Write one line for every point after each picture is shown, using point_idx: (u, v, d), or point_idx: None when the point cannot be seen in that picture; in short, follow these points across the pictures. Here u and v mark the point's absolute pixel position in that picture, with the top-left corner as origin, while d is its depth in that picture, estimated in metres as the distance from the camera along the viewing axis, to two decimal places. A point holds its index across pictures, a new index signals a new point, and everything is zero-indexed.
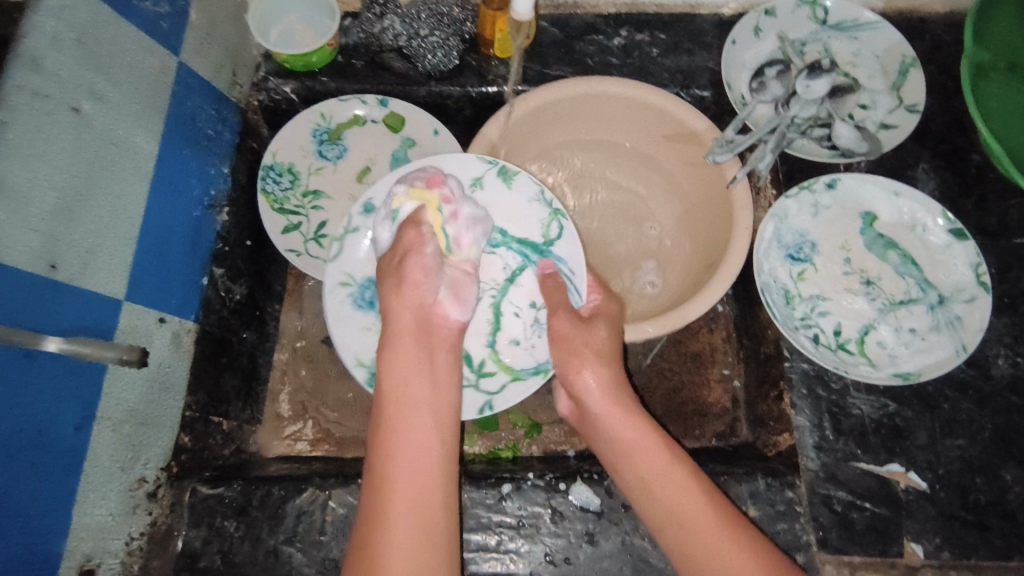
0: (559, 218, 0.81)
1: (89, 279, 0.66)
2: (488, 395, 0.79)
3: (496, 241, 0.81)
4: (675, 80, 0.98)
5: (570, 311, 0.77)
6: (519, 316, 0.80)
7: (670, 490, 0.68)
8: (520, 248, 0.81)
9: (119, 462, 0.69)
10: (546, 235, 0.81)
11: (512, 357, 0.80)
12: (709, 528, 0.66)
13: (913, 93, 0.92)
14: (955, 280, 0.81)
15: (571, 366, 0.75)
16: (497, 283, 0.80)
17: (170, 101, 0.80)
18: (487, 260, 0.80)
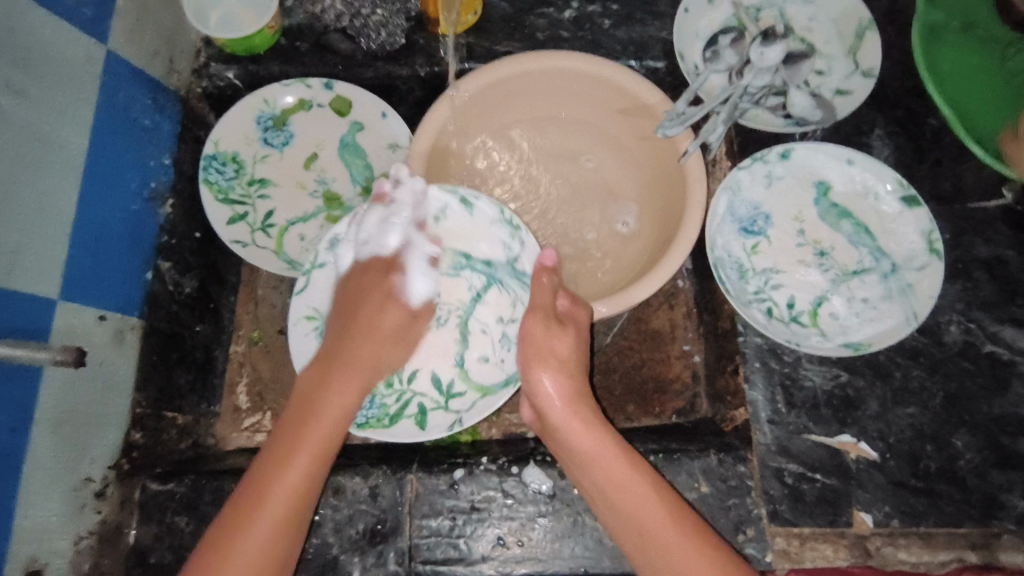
0: (521, 233, 0.76)
1: (17, 279, 0.65)
2: (457, 413, 0.73)
3: (460, 263, 0.77)
4: (627, 52, 0.97)
5: (546, 311, 0.71)
6: (486, 333, 0.76)
7: (631, 500, 0.65)
8: (485, 268, 0.77)
9: (62, 462, 0.69)
10: (510, 253, 0.77)
11: (481, 374, 0.75)
12: (671, 537, 0.62)
13: (870, 57, 0.89)
14: (908, 247, 0.81)
15: (532, 373, 0.70)
16: (462, 303, 0.77)
17: (99, 92, 0.77)
18: (451, 283, 0.77)
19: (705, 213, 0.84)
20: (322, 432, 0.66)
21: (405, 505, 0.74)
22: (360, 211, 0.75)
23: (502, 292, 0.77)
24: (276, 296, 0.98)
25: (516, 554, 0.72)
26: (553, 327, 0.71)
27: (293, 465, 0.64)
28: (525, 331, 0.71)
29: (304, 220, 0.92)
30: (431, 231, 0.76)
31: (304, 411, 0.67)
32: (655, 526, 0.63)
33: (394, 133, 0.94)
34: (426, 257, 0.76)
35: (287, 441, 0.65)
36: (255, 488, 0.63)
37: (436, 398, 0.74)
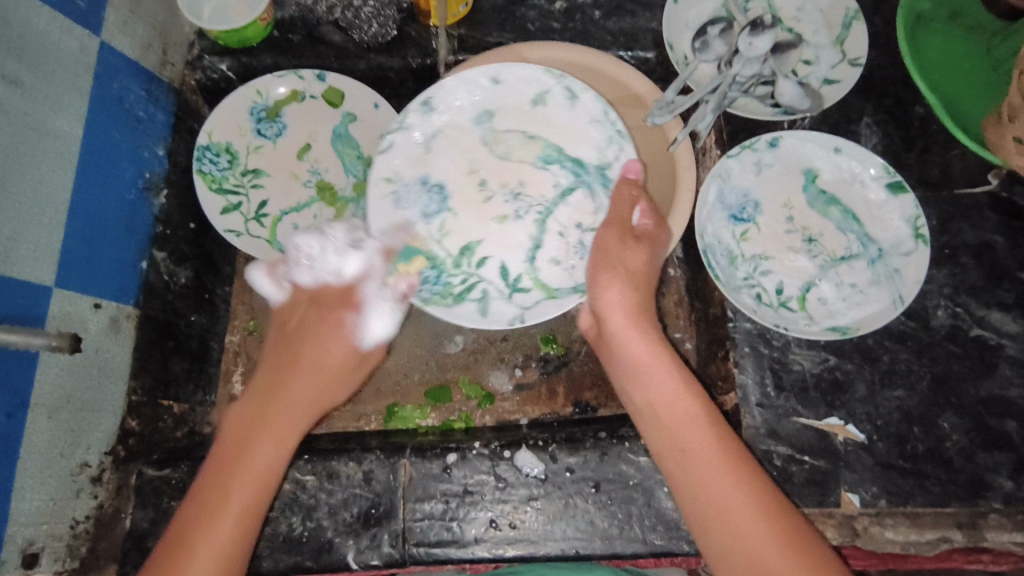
0: (618, 141, 0.77)
1: (12, 267, 0.66)
2: (520, 308, 0.76)
3: (551, 155, 0.79)
4: (618, 42, 0.98)
5: (618, 221, 0.73)
6: (562, 236, 0.78)
7: (677, 418, 0.66)
8: (573, 167, 0.79)
9: (58, 447, 0.69)
10: (602, 158, 0.78)
11: (549, 275, 0.77)
12: (708, 461, 0.63)
13: (857, 46, 0.90)
14: (894, 233, 0.82)
15: (599, 281, 0.71)
16: (545, 200, 0.79)
17: (93, 82, 0.78)
18: (537, 175, 0.79)
19: (695, 200, 0.85)
20: (257, 476, 0.65)
21: (399, 488, 0.75)
22: (463, 78, 0.77)
23: (587, 198, 0.78)
24: None
25: (508, 537, 0.73)
26: (627, 241, 0.72)
27: (230, 504, 0.63)
28: (600, 241, 0.73)
29: (298, 210, 0.93)
30: (526, 113, 0.79)
31: (232, 456, 0.66)
32: (700, 441, 0.64)
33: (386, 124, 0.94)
34: (518, 138, 0.79)
35: (225, 476, 0.65)
36: (193, 521, 0.62)
37: (501, 286, 0.77)
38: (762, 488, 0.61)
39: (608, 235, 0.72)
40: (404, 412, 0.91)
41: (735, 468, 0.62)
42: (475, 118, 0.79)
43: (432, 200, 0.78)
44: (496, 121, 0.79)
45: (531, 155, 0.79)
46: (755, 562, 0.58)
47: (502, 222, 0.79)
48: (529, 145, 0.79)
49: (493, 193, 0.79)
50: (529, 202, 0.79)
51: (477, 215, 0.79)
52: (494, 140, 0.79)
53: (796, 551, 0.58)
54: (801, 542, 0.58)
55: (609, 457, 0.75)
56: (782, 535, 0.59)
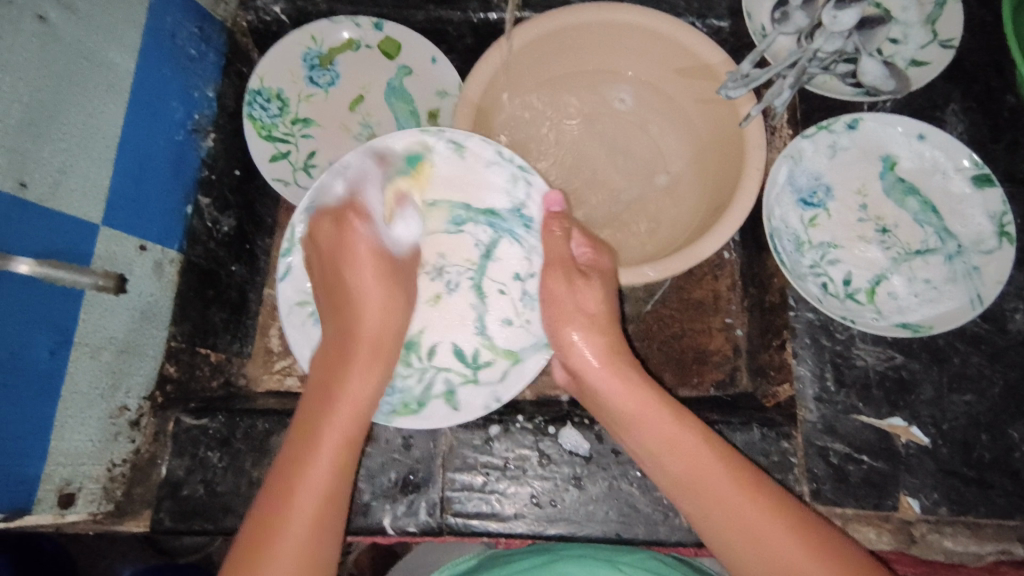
0: (524, 176, 0.73)
1: (62, 201, 0.64)
2: (489, 386, 0.73)
3: (460, 215, 0.74)
4: (691, 8, 0.93)
5: (567, 266, 0.71)
6: (504, 293, 0.75)
7: (677, 455, 0.62)
8: (488, 219, 0.74)
9: (99, 389, 0.68)
10: (513, 200, 0.74)
11: (508, 339, 0.74)
12: (722, 491, 0.59)
13: (949, 26, 0.85)
14: (975, 229, 0.77)
15: (562, 330, 0.70)
16: (472, 263, 0.74)
17: (147, 15, 0.75)
18: (454, 241, 0.74)
19: (765, 180, 0.81)
20: (350, 407, 0.63)
21: (438, 457, 0.73)
22: (333, 169, 0.69)
23: (515, 245, 0.74)
24: None
25: (549, 514, 0.71)
26: (575, 281, 0.70)
27: (307, 484, 0.59)
28: (547, 287, 0.71)
29: None
30: (420, 174, 0.72)
31: (309, 442, 0.61)
32: (706, 476, 0.60)
33: (444, 80, 0.90)
34: (419, 208, 0.73)
35: (307, 452, 0.61)
36: (289, 465, 0.60)
37: (463, 370, 0.73)
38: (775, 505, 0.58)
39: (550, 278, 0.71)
40: None
41: (749, 494, 0.59)
42: None
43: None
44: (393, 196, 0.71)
45: (440, 222, 0.73)
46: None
47: (436, 301, 0.74)
48: (432, 213, 0.73)
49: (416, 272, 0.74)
50: (456, 274, 0.74)
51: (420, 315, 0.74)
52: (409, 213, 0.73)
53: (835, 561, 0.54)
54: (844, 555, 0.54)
55: None
56: (816, 553, 0.54)
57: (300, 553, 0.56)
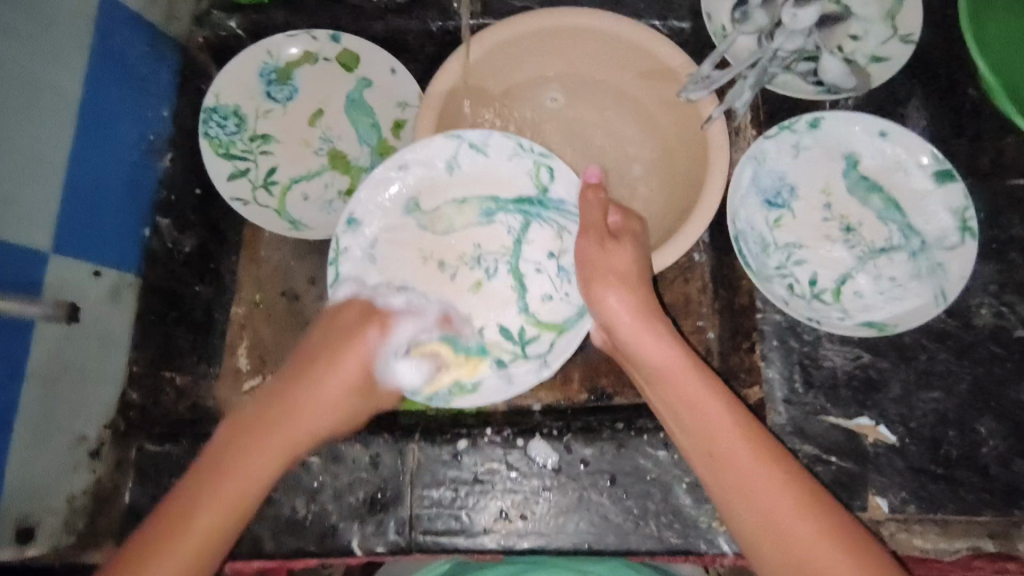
0: (547, 160, 0.74)
1: (9, 231, 0.62)
2: (539, 357, 0.73)
3: (491, 207, 0.75)
4: (652, 10, 0.92)
5: (597, 229, 0.69)
6: (540, 272, 0.75)
7: (694, 416, 0.63)
8: (518, 207, 0.75)
9: (57, 420, 0.67)
10: (539, 185, 0.74)
11: (550, 313, 0.74)
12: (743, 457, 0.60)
13: (909, 21, 0.84)
14: (938, 225, 0.77)
15: (595, 291, 0.68)
16: (506, 248, 0.75)
17: (95, 36, 0.74)
18: (487, 232, 0.75)
19: (728, 182, 0.80)
20: (279, 451, 0.64)
21: (406, 474, 0.72)
22: (373, 181, 0.72)
23: (544, 227, 0.75)
24: (277, 258, 0.92)
25: (519, 528, 0.70)
26: (607, 245, 0.68)
27: (230, 480, 0.60)
28: (580, 250, 0.70)
29: (308, 179, 0.88)
30: (445, 180, 0.74)
31: (249, 437, 0.63)
32: (728, 443, 0.61)
33: (405, 92, 0.89)
34: (451, 207, 0.75)
35: (232, 456, 0.62)
36: (196, 480, 0.60)
37: (511, 346, 0.73)
38: (793, 479, 0.59)
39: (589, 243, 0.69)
40: None
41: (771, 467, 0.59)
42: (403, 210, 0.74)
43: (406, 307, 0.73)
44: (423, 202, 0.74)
45: (472, 216, 0.75)
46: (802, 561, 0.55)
47: (477, 289, 0.75)
48: (464, 209, 0.75)
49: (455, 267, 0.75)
50: (493, 260, 0.75)
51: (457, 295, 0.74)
52: (432, 221, 0.75)
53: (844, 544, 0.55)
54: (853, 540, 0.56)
55: (626, 449, 0.72)
56: (827, 536, 0.56)
57: (191, 552, 0.57)
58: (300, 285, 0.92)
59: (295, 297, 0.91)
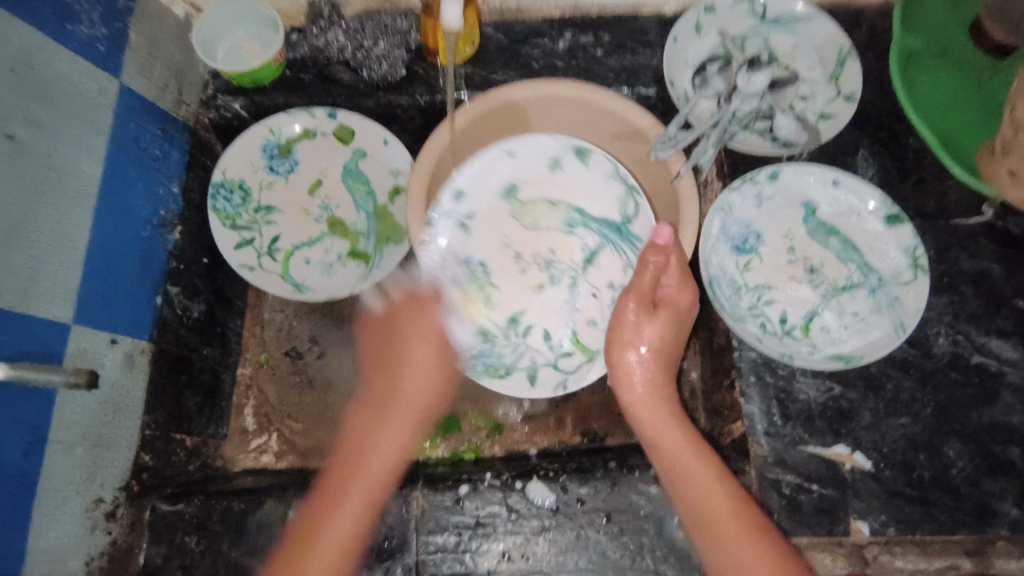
0: (635, 194, 0.79)
1: (33, 304, 0.67)
2: (566, 374, 0.80)
3: (575, 220, 0.82)
4: (619, 79, 1.01)
5: (640, 294, 0.73)
6: (596, 297, 0.81)
7: (698, 489, 0.69)
8: (600, 228, 0.81)
9: (74, 484, 0.70)
10: (624, 213, 0.80)
11: (589, 337, 0.80)
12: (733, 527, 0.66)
13: (851, 82, 0.93)
14: (892, 263, 0.84)
15: (620, 343, 0.74)
16: (575, 263, 0.82)
17: (112, 124, 0.81)
18: (565, 242, 0.82)
19: (699, 232, 0.87)
20: (399, 425, 0.76)
21: (412, 521, 0.76)
22: (488, 158, 0.79)
23: (615, 257, 0.81)
24: (281, 319, 1.00)
25: (521, 569, 0.74)
26: (644, 313, 0.73)
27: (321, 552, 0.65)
28: (620, 306, 0.74)
29: (310, 245, 0.95)
30: (545, 178, 0.81)
31: (343, 474, 0.72)
32: (719, 514, 0.67)
33: (396, 160, 0.96)
34: (544, 207, 0.82)
35: (358, 452, 0.74)
36: (343, 469, 0.73)
37: (547, 355, 0.81)
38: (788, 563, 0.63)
39: (626, 310, 0.73)
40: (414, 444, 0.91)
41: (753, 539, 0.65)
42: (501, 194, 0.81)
43: (478, 277, 0.81)
44: (519, 194, 0.82)
45: (557, 221, 0.82)
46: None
47: (539, 290, 0.82)
48: (554, 211, 0.82)
49: (528, 263, 0.82)
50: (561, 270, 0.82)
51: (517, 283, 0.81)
52: (523, 212, 0.82)
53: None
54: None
55: (619, 487, 0.76)
56: None
57: (337, 555, 0.66)
58: (303, 343, 0.98)
59: (298, 355, 0.98)
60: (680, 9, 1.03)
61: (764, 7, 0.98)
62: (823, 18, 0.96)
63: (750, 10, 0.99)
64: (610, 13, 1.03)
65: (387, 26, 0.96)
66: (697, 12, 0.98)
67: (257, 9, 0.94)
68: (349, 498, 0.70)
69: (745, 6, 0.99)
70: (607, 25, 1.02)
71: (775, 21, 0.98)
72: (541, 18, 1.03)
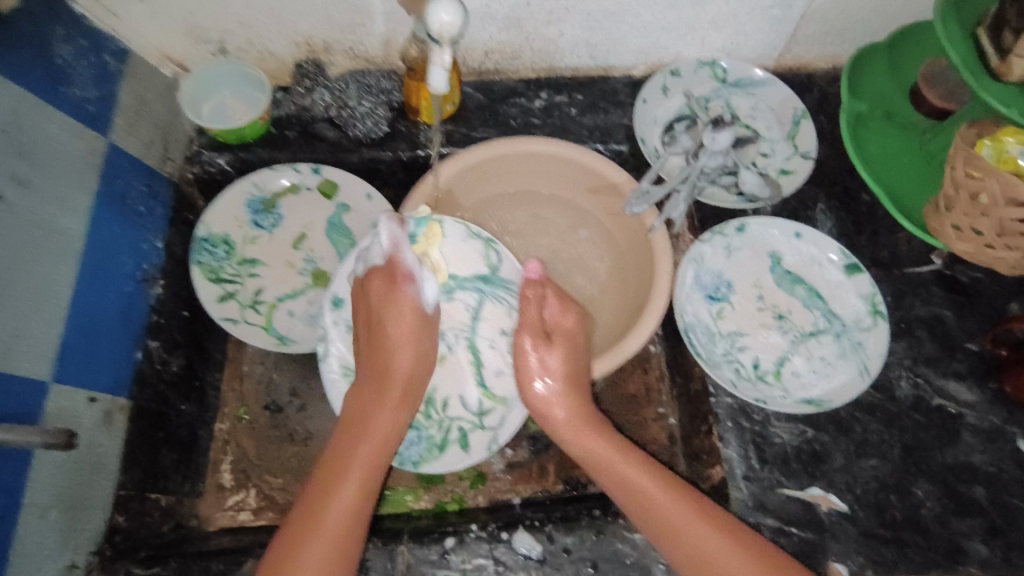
0: (494, 244, 0.83)
1: (13, 363, 0.67)
2: (492, 430, 0.84)
3: (450, 285, 0.86)
4: (593, 136, 1.06)
5: (532, 324, 0.82)
6: (494, 348, 0.87)
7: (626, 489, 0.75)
8: (474, 284, 0.86)
9: (47, 549, 0.68)
10: (490, 263, 0.85)
11: (501, 388, 0.86)
12: (685, 518, 0.70)
13: (806, 140, 1.01)
14: (853, 310, 0.89)
15: (526, 377, 0.82)
16: (464, 325, 0.87)
17: (99, 181, 0.82)
18: (450, 306, 0.87)
19: (674, 282, 0.91)
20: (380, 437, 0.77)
21: None
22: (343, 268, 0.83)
23: (497, 305, 0.86)
24: (261, 371, 0.99)
25: None
26: (546, 341, 0.81)
27: (320, 538, 0.68)
28: (518, 343, 0.82)
29: (293, 297, 0.96)
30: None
31: (329, 474, 0.73)
32: (657, 504, 0.72)
33: (379, 214, 0.99)
34: None
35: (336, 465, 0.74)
36: (330, 466, 0.74)
37: (471, 418, 0.85)
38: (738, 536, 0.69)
39: (523, 344, 0.82)
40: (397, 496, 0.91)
41: (696, 516, 0.70)
42: None
43: None
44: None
45: None
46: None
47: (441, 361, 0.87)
48: None
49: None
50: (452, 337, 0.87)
51: None
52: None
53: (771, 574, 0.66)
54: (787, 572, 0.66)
55: (605, 535, 0.77)
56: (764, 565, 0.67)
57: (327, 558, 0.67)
58: (283, 397, 0.98)
59: (278, 410, 0.97)
60: (648, 72, 1.10)
61: (725, 71, 1.05)
62: (779, 82, 1.04)
63: (712, 74, 1.05)
64: (583, 75, 1.09)
65: (371, 86, 1.01)
66: (663, 75, 1.05)
67: (244, 71, 0.97)
68: (326, 518, 0.69)
69: (708, 70, 1.06)
70: (580, 86, 1.08)
71: (736, 83, 1.05)
72: (518, 79, 1.08)
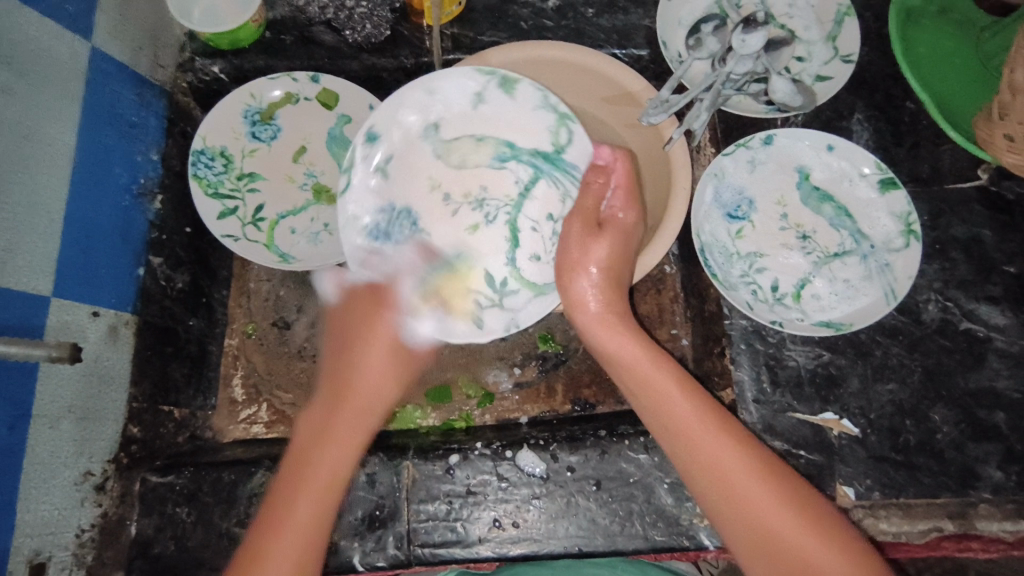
0: (567, 122, 0.78)
1: (11, 277, 0.66)
2: (511, 312, 0.78)
3: (504, 154, 0.80)
4: (611, 40, 0.97)
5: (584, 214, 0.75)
6: (536, 231, 0.81)
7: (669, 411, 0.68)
8: (531, 160, 0.80)
9: (62, 458, 0.70)
10: (557, 143, 0.79)
11: (533, 272, 0.79)
12: (731, 463, 0.64)
13: (849, 43, 0.91)
14: (884, 230, 0.83)
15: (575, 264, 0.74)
16: (508, 199, 0.81)
17: (85, 89, 0.78)
18: (498, 175, 0.81)
19: (692, 199, 0.86)
20: (339, 452, 0.66)
21: (403, 489, 0.76)
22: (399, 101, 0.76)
23: (551, 187, 0.80)
24: (267, 289, 0.98)
25: (511, 536, 0.75)
26: (591, 232, 0.73)
27: (287, 540, 0.60)
28: (565, 230, 0.76)
29: (295, 213, 0.92)
30: (468, 115, 0.79)
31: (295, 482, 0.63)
32: (687, 424, 0.67)
33: None
34: (468, 143, 0.80)
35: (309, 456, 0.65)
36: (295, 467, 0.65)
37: (490, 295, 0.78)
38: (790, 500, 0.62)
39: (572, 227, 0.75)
40: (406, 413, 0.92)
41: (718, 434, 0.66)
42: (423, 133, 0.78)
43: (398, 229, 0.77)
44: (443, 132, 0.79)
45: (485, 158, 0.80)
46: (753, 518, 0.62)
47: (474, 231, 0.80)
48: (480, 148, 0.80)
49: (459, 204, 0.80)
50: (494, 206, 0.81)
51: (448, 223, 0.80)
52: (447, 152, 0.79)
53: (785, 500, 0.62)
54: (805, 501, 0.62)
55: (609, 455, 0.77)
56: (821, 540, 0.60)
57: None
58: (291, 314, 0.97)
59: (286, 326, 0.97)
60: None
61: None
62: None
63: None
64: None
65: None
66: None
67: None
68: (289, 526, 0.61)
69: None
70: None
71: None
72: None
